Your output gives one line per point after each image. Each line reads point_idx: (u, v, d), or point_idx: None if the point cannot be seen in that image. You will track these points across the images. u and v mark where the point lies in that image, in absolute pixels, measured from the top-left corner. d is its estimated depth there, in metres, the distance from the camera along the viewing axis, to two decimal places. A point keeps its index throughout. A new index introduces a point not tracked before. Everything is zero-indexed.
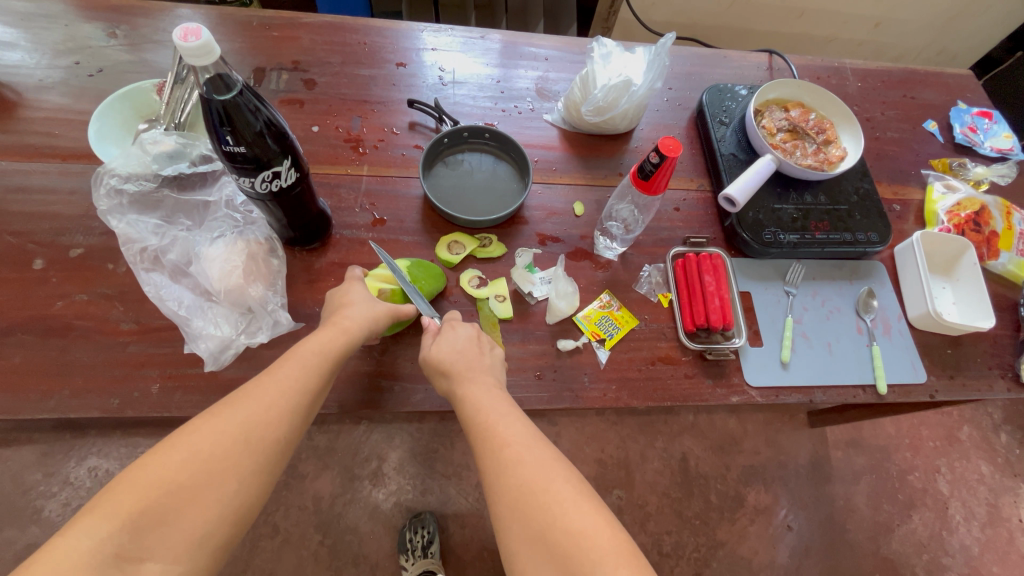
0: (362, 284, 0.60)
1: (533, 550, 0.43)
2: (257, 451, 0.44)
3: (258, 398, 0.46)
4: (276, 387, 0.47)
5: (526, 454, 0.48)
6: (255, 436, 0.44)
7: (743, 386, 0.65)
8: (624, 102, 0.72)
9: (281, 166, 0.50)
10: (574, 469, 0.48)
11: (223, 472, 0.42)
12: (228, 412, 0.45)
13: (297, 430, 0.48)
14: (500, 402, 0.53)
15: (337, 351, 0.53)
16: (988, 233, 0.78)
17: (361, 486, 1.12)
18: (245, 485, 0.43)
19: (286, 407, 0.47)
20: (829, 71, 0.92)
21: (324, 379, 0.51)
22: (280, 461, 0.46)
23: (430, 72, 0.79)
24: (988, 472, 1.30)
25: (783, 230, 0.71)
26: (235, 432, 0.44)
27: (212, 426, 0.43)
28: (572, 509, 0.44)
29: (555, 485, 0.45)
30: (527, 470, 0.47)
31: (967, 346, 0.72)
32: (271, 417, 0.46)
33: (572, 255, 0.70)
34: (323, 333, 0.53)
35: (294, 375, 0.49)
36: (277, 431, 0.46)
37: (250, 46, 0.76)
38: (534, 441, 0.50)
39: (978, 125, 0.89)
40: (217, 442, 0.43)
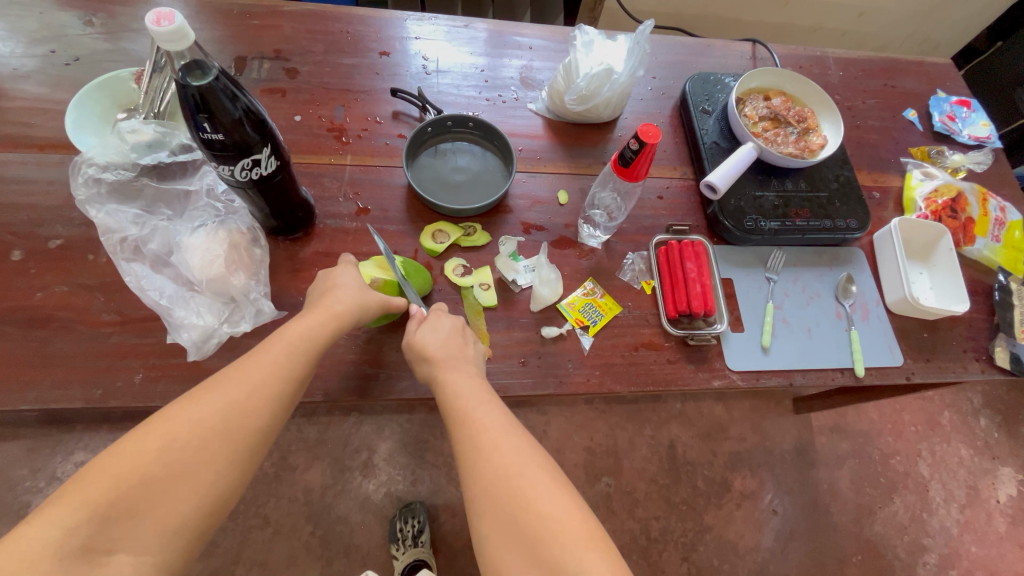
0: (355, 269, 0.60)
1: (503, 530, 0.45)
2: (238, 441, 0.44)
3: (238, 384, 0.46)
4: (258, 373, 0.47)
5: (504, 441, 0.50)
6: (234, 425, 0.44)
7: (724, 370, 0.66)
8: (606, 90, 0.72)
9: (260, 154, 0.49)
10: (548, 459, 0.51)
11: (201, 462, 0.42)
12: (206, 399, 0.45)
13: (279, 417, 0.48)
14: (482, 390, 0.55)
15: (323, 337, 0.53)
16: (964, 219, 0.80)
17: (352, 477, 1.13)
18: (224, 474, 0.43)
19: (268, 395, 0.47)
20: (812, 60, 0.93)
21: (310, 365, 0.51)
22: (261, 449, 0.46)
23: (414, 61, 0.79)
24: (968, 455, 1.33)
25: (764, 217, 0.72)
26: (213, 421, 0.44)
27: (190, 412, 0.43)
28: (546, 496, 0.46)
29: (531, 473, 0.48)
30: (506, 457, 0.49)
31: (943, 330, 0.74)
32: (251, 405, 0.46)
33: (556, 243, 0.70)
34: (311, 316, 0.53)
35: (277, 360, 0.49)
36: (257, 420, 0.46)
37: (231, 34, 0.76)
38: (513, 430, 0.52)
39: (956, 113, 0.91)
40: (195, 430, 0.43)
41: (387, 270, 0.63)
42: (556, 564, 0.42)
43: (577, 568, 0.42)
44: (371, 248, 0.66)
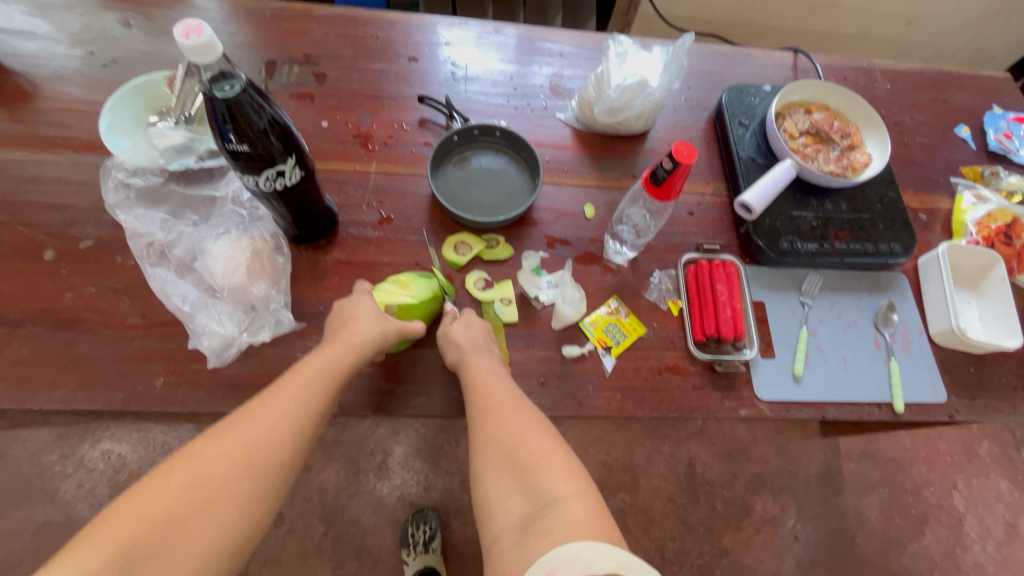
0: (371, 298, 0.59)
1: (499, 468, 0.49)
2: (261, 474, 0.44)
3: (260, 420, 0.46)
4: (280, 409, 0.48)
5: (508, 400, 0.54)
6: (256, 459, 0.44)
7: (753, 400, 0.63)
8: (639, 103, 0.70)
9: (284, 164, 0.49)
10: (547, 421, 0.54)
11: (223, 498, 0.42)
12: (229, 435, 0.45)
13: (300, 454, 0.48)
14: (496, 366, 0.57)
15: (344, 370, 0.53)
16: (1018, 247, 0.75)
17: (366, 479, 1.13)
18: (246, 513, 0.43)
19: (289, 431, 0.47)
20: (857, 71, 0.88)
21: (330, 402, 0.51)
22: (282, 487, 0.46)
23: (442, 67, 0.78)
24: (1007, 489, 1.26)
25: (801, 238, 0.69)
26: (237, 456, 0.44)
27: (213, 449, 0.44)
28: (537, 441, 0.50)
29: (526, 429, 0.51)
30: (507, 413, 0.52)
31: (991, 365, 0.69)
32: (273, 440, 0.46)
33: (581, 258, 0.68)
34: (330, 350, 0.53)
35: (299, 394, 0.49)
36: (280, 453, 0.46)
37: (263, 38, 0.76)
38: (516, 398, 0.55)
39: (1013, 131, 0.85)
40: (219, 465, 0.43)
41: (400, 294, 0.61)
42: (537, 491, 0.46)
43: (556, 495, 0.46)
44: (393, 258, 0.66)
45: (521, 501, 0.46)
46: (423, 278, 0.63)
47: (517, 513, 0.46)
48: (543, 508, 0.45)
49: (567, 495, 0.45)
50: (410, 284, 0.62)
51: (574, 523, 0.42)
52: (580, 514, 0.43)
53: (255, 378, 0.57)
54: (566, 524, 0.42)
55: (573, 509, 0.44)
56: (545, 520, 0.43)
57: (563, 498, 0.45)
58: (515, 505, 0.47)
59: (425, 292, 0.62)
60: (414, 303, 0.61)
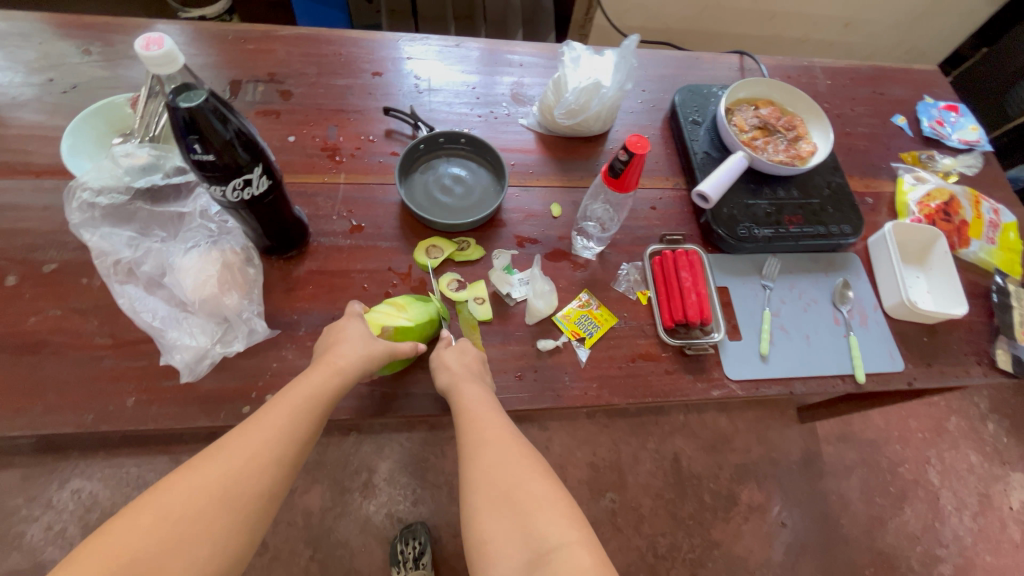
0: (362, 321, 0.59)
1: (495, 511, 0.48)
2: (239, 506, 0.44)
3: (238, 451, 0.46)
4: (259, 437, 0.47)
5: (503, 435, 0.53)
6: (234, 489, 0.44)
7: (723, 380, 0.66)
8: (595, 103, 0.73)
9: (252, 173, 0.50)
10: (539, 458, 0.53)
11: (201, 531, 0.42)
12: (204, 467, 0.45)
13: (280, 484, 0.47)
14: (489, 399, 0.56)
15: (329, 395, 0.52)
16: (958, 222, 0.80)
17: (352, 499, 1.11)
18: (225, 543, 0.42)
19: (269, 460, 0.46)
20: (800, 70, 0.94)
21: (313, 426, 0.51)
22: (263, 518, 0.46)
23: (406, 80, 0.80)
24: (977, 461, 1.31)
25: (758, 224, 0.72)
26: (212, 490, 0.43)
27: (187, 484, 0.43)
28: (535, 480, 0.50)
29: (525, 469, 0.50)
30: (505, 449, 0.52)
31: (943, 334, 0.73)
32: (251, 472, 0.45)
33: (551, 255, 0.70)
34: (315, 375, 0.52)
35: (279, 424, 0.48)
36: (258, 485, 0.45)
37: (226, 59, 0.77)
38: (512, 433, 0.54)
39: (944, 118, 0.92)
40: (195, 498, 0.43)
41: (397, 316, 0.61)
42: (537, 536, 0.45)
43: (558, 540, 0.45)
44: (366, 264, 0.66)
45: (521, 546, 0.45)
46: (420, 301, 0.63)
47: (517, 559, 0.45)
48: (546, 554, 0.44)
49: (568, 541, 0.45)
50: (406, 306, 0.62)
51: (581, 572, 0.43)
52: (584, 563, 0.44)
53: (231, 391, 0.57)
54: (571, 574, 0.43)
55: (576, 556, 0.44)
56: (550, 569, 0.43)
57: (565, 543, 0.45)
58: (514, 550, 0.45)
59: (422, 315, 0.62)
60: (410, 326, 0.61)
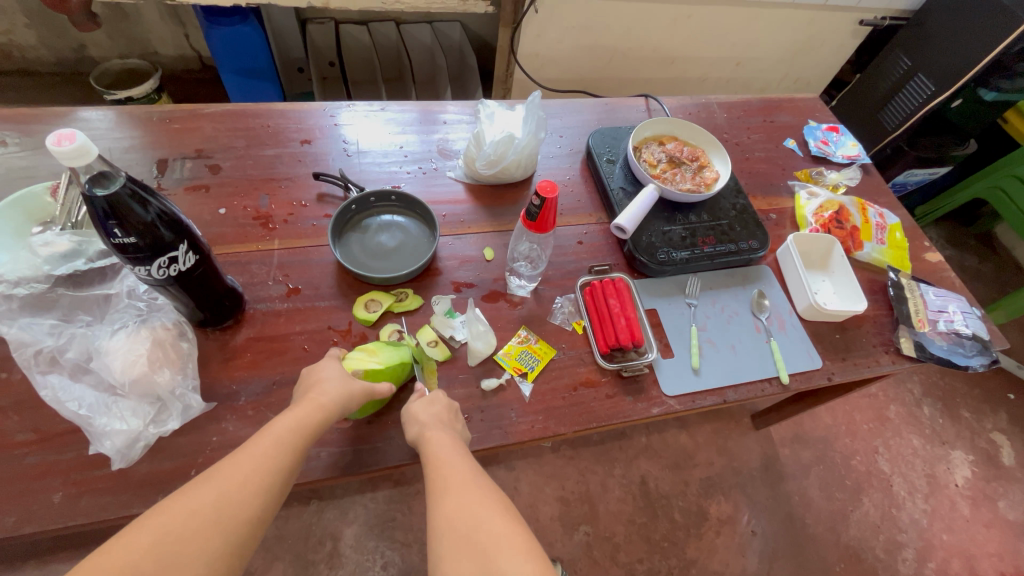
0: (337, 362, 0.60)
1: (457, 552, 0.46)
2: (231, 529, 0.43)
3: (230, 476, 0.45)
4: (250, 463, 0.46)
5: (468, 476, 0.53)
6: (227, 513, 0.43)
7: (661, 397, 0.69)
8: (511, 154, 0.79)
9: (178, 250, 0.51)
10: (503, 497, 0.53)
11: (190, 557, 0.40)
12: (197, 490, 0.43)
13: (269, 510, 0.46)
14: (455, 442, 0.57)
15: (312, 429, 0.52)
16: (850, 228, 0.89)
17: (317, 572, 1.05)
18: (211, 569, 0.41)
19: (260, 485, 0.46)
20: (699, 106, 1.05)
21: (298, 457, 0.50)
22: (251, 543, 0.44)
23: (335, 145, 0.84)
24: (920, 444, 1.39)
25: (675, 248, 0.79)
26: (205, 512, 0.42)
27: (181, 505, 0.42)
28: (496, 518, 0.49)
29: (486, 509, 0.50)
30: (467, 493, 0.51)
31: (853, 329, 0.80)
32: (242, 495, 0.44)
33: (487, 297, 0.73)
34: (299, 409, 0.53)
35: (268, 452, 0.48)
36: (249, 509, 0.44)
37: (152, 139, 0.78)
38: (477, 477, 0.53)
39: (828, 138, 1.04)
40: (187, 521, 0.41)
41: (368, 360, 0.62)
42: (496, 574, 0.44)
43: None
44: (305, 326, 0.67)
45: None
46: (392, 347, 0.65)
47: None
48: None
49: None
50: (380, 351, 0.63)
51: None
52: None
53: (169, 472, 0.55)
54: None
55: None
56: None
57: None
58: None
59: (392, 358, 0.63)
60: (381, 368, 0.61)
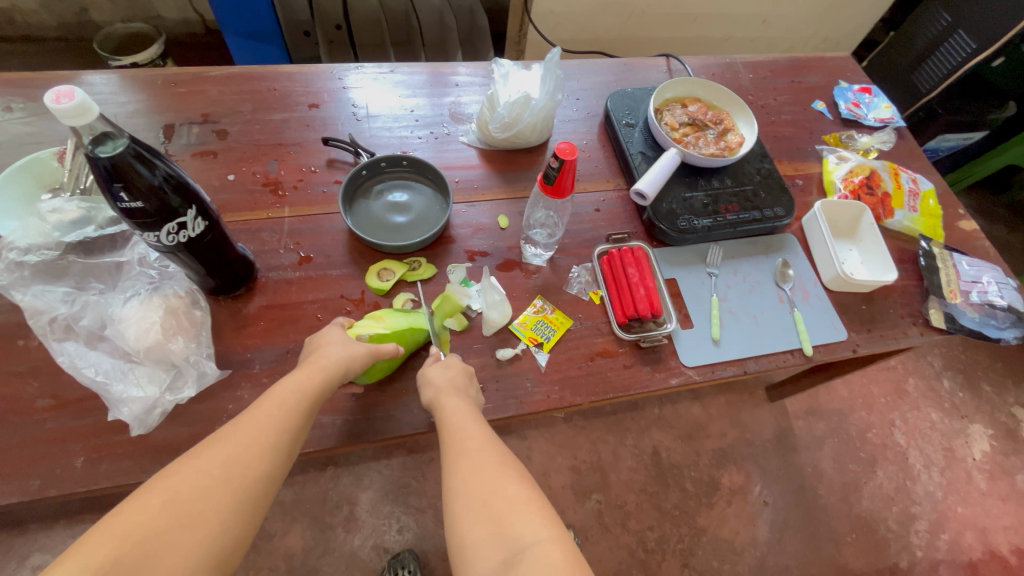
0: (340, 329, 0.59)
1: (474, 516, 0.46)
2: (245, 488, 0.42)
3: (237, 439, 0.44)
4: (255, 427, 0.46)
5: (486, 445, 0.52)
6: (237, 472, 0.42)
7: (680, 368, 0.68)
8: (527, 116, 0.76)
9: (186, 216, 0.50)
10: (518, 461, 0.52)
11: (203, 515, 0.40)
12: (206, 453, 0.43)
13: (279, 469, 0.46)
14: (471, 408, 0.56)
15: (314, 392, 0.51)
16: (881, 194, 0.85)
17: (335, 534, 1.08)
18: (228, 525, 0.40)
19: (267, 445, 0.45)
20: (723, 66, 0.99)
21: (305, 419, 0.50)
22: (265, 501, 0.44)
23: (343, 109, 0.81)
24: (938, 418, 1.37)
25: (696, 216, 0.75)
26: (215, 473, 0.42)
27: (192, 467, 0.41)
28: (512, 482, 0.48)
29: (503, 473, 0.49)
30: (482, 461, 0.50)
31: (880, 300, 0.78)
32: (250, 456, 0.44)
33: (502, 266, 0.72)
34: (300, 372, 0.52)
35: (272, 415, 0.47)
36: (259, 468, 0.44)
37: (158, 103, 0.76)
38: (492, 445, 0.53)
39: (860, 100, 0.98)
40: (198, 482, 0.41)
41: (377, 326, 0.61)
42: (513, 535, 0.44)
43: (532, 539, 0.43)
44: (318, 294, 0.66)
45: (496, 545, 0.44)
46: (399, 313, 0.64)
47: (491, 560, 0.43)
48: (519, 553, 0.42)
49: (541, 539, 0.43)
50: (385, 319, 0.62)
51: (550, 571, 0.40)
52: (555, 560, 0.42)
53: (186, 439, 0.56)
54: (542, 571, 0.40)
55: (547, 554, 0.42)
56: (520, 567, 0.41)
57: (538, 542, 0.43)
58: (491, 551, 0.44)
59: (399, 323, 0.62)
60: (388, 332, 0.61)
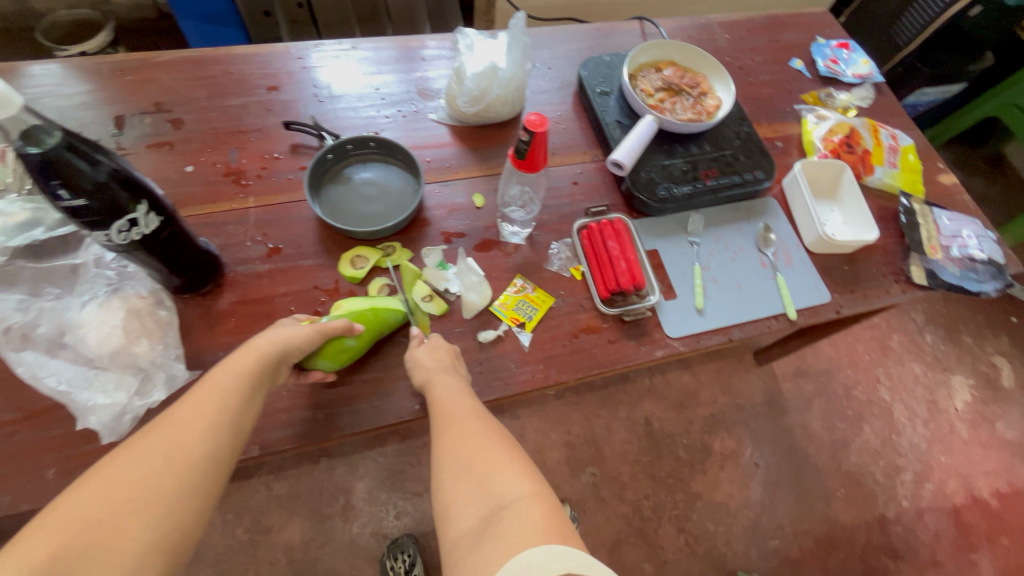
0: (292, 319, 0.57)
1: (458, 480, 0.46)
2: (190, 468, 0.41)
3: (176, 423, 0.43)
4: (195, 408, 0.44)
5: (471, 414, 0.51)
6: (178, 459, 0.41)
7: (665, 340, 0.67)
8: (496, 88, 0.73)
9: (136, 212, 0.47)
10: (503, 428, 0.51)
11: (146, 498, 0.38)
12: (144, 440, 0.41)
13: (227, 449, 0.44)
14: (461, 385, 0.55)
15: (253, 372, 0.49)
16: (861, 152, 0.84)
17: (334, 524, 1.08)
18: (176, 507, 0.39)
19: (210, 424, 0.44)
20: (699, 28, 0.96)
21: (252, 398, 0.48)
22: (215, 481, 0.43)
23: (305, 91, 0.77)
24: (921, 371, 1.40)
25: (676, 183, 0.74)
26: (156, 457, 0.40)
27: (130, 455, 0.40)
28: (495, 447, 0.48)
29: (486, 439, 0.49)
30: (467, 426, 0.50)
31: (862, 260, 0.77)
32: (193, 437, 0.42)
33: (479, 246, 0.70)
34: (239, 352, 0.50)
35: (213, 396, 0.46)
36: (203, 448, 0.43)
37: (106, 94, 0.72)
38: (479, 412, 0.52)
39: (838, 56, 0.96)
40: (138, 467, 0.39)
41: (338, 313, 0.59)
42: (494, 494, 0.43)
43: (512, 496, 0.43)
44: (290, 287, 0.64)
45: (478, 504, 0.43)
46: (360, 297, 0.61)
47: (474, 519, 0.43)
48: (499, 510, 0.42)
49: (522, 496, 0.43)
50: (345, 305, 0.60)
51: (530, 523, 0.40)
52: (534, 513, 0.41)
53: None
54: (522, 524, 0.40)
55: (527, 509, 0.41)
56: (502, 522, 0.41)
57: (518, 499, 0.42)
58: (474, 509, 0.43)
59: (356, 305, 0.59)
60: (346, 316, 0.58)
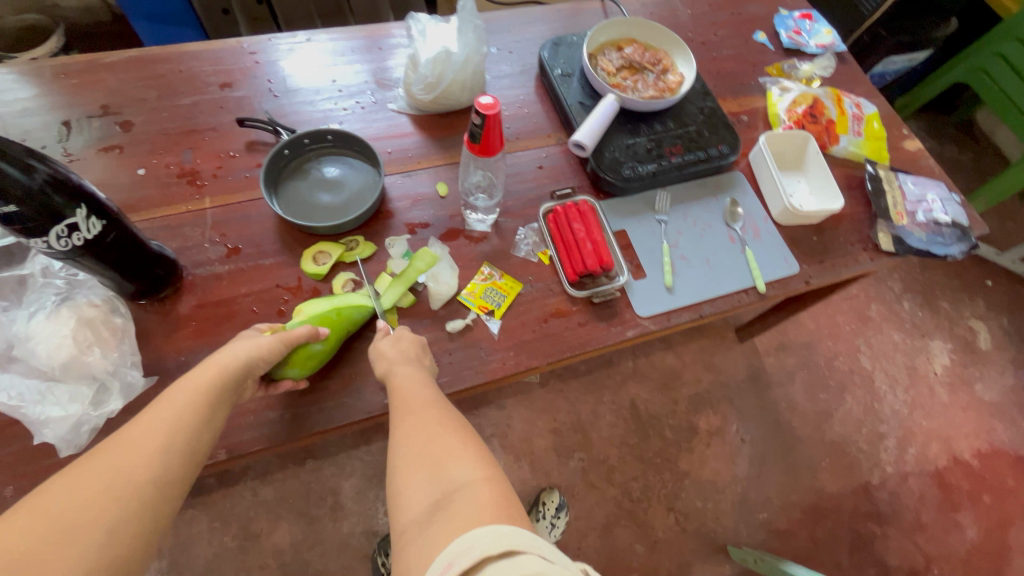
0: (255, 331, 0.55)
1: (411, 466, 0.45)
2: (136, 491, 0.40)
3: (124, 444, 0.42)
4: (144, 428, 0.43)
5: (429, 402, 0.51)
6: (124, 479, 0.40)
7: (635, 319, 0.67)
8: (452, 74, 0.72)
9: (75, 217, 0.45)
10: (462, 417, 0.51)
11: (85, 523, 0.37)
12: (87, 463, 0.40)
13: (178, 472, 0.43)
14: (424, 376, 0.54)
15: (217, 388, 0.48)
16: (824, 122, 0.84)
17: (323, 525, 1.08)
18: (117, 533, 0.38)
19: (159, 445, 0.43)
20: (660, 5, 0.95)
21: (210, 417, 0.47)
22: (164, 506, 0.41)
23: (259, 86, 0.75)
24: (900, 339, 1.42)
25: (640, 161, 0.73)
26: (99, 479, 0.39)
27: (71, 479, 0.38)
28: (451, 435, 0.47)
29: (443, 427, 0.48)
30: (423, 414, 0.49)
31: (830, 229, 0.77)
32: (139, 458, 0.41)
33: (445, 236, 0.69)
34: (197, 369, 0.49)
35: (165, 415, 0.44)
36: (150, 470, 0.41)
37: (50, 98, 0.70)
38: (437, 401, 0.52)
39: (801, 27, 0.96)
40: (79, 491, 0.38)
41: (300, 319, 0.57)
42: (446, 479, 0.43)
43: (463, 481, 0.42)
44: (251, 287, 0.63)
45: (429, 489, 0.43)
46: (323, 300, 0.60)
47: (423, 503, 0.42)
48: (449, 494, 0.42)
49: (473, 479, 0.42)
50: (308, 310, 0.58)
51: (478, 505, 0.40)
52: (484, 496, 0.41)
53: None
54: (470, 506, 0.40)
55: (476, 493, 0.41)
56: (451, 505, 0.40)
57: (469, 483, 0.42)
58: (423, 494, 0.43)
59: (318, 311, 0.58)
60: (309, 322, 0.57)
